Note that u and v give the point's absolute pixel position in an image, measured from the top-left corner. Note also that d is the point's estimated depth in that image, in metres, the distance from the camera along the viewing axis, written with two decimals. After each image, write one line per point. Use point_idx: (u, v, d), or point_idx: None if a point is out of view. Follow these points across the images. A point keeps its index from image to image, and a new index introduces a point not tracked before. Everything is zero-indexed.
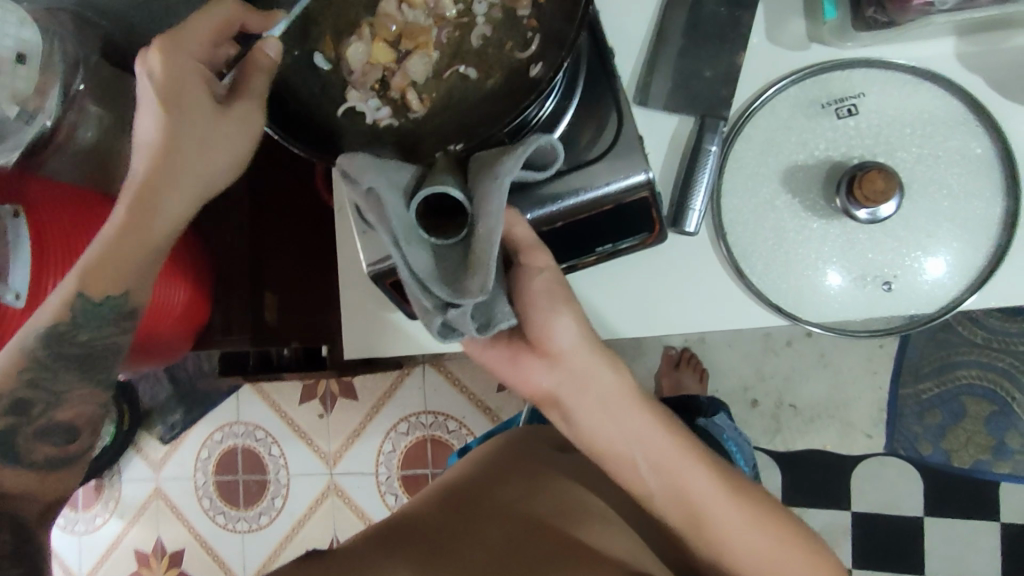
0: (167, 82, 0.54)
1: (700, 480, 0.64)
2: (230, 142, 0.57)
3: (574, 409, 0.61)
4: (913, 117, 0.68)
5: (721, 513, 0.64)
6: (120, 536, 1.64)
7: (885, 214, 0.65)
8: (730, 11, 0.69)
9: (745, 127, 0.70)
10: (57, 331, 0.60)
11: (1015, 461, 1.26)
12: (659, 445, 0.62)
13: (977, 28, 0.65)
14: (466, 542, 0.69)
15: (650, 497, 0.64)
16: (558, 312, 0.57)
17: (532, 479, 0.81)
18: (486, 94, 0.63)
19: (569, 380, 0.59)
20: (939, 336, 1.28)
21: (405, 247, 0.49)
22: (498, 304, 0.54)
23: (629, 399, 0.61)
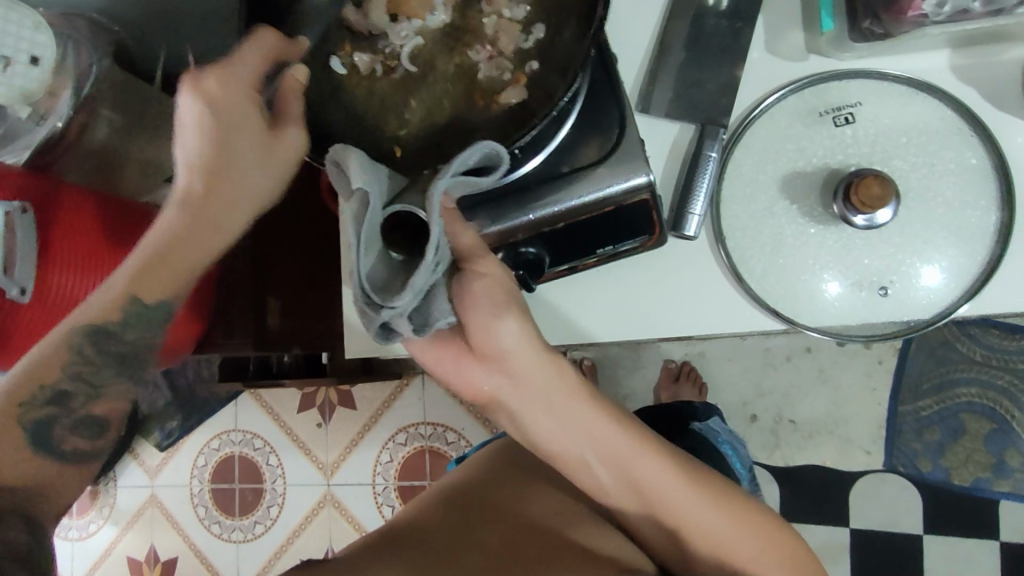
0: (219, 100, 0.53)
1: (653, 470, 0.66)
2: (277, 163, 0.57)
3: (521, 415, 0.63)
4: (911, 127, 0.69)
5: (676, 500, 0.66)
6: (114, 543, 1.63)
7: (881, 220, 0.66)
8: (730, 23, 0.71)
9: (744, 135, 0.72)
10: (103, 331, 0.60)
11: (1015, 480, 1.25)
12: (609, 440, 0.64)
13: (973, 42, 0.67)
14: (456, 544, 0.70)
15: (602, 489, 0.67)
16: (502, 317, 0.58)
17: (508, 486, 0.82)
18: (489, 117, 0.64)
19: (512, 386, 0.61)
20: (939, 353, 1.28)
21: (363, 251, 0.48)
22: (435, 305, 0.55)
23: (575, 399, 0.63)
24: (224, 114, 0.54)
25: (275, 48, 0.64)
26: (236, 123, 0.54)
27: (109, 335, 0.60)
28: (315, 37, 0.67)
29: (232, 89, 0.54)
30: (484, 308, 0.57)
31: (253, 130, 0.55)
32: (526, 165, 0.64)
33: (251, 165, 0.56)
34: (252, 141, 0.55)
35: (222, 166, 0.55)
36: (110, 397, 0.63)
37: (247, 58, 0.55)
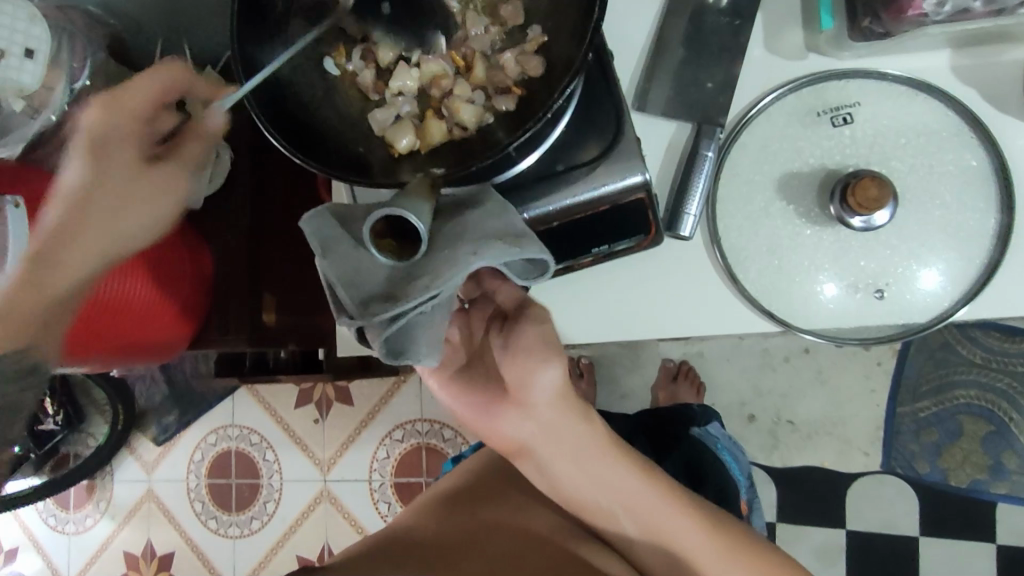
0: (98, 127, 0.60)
1: (680, 528, 0.65)
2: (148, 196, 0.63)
3: (545, 459, 0.62)
4: (911, 128, 0.68)
5: (701, 559, 0.65)
6: (111, 536, 1.63)
7: (879, 222, 0.65)
8: (730, 21, 0.70)
9: (741, 135, 0.71)
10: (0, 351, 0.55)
11: (1012, 482, 1.25)
12: (638, 495, 0.64)
13: (973, 41, 0.66)
14: (460, 555, 0.70)
15: (628, 539, 0.67)
16: (545, 364, 0.57)
17: (505, 493, 0.82)
18: (483, 124, 0.64)
19: (546, 435, 0.60)
20: (937, 354, 1.27)
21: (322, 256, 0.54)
22: (414, 340, 0.53)
23: (604, 453, 0.62)
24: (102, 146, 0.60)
25: (266, 48, 0.61)
26: (111, 153, 0.60)
27: None
28: (307, 35, 0.64)
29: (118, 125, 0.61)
30: (524, 356, 0.57)
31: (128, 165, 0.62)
32: (520, 163, 0.62)
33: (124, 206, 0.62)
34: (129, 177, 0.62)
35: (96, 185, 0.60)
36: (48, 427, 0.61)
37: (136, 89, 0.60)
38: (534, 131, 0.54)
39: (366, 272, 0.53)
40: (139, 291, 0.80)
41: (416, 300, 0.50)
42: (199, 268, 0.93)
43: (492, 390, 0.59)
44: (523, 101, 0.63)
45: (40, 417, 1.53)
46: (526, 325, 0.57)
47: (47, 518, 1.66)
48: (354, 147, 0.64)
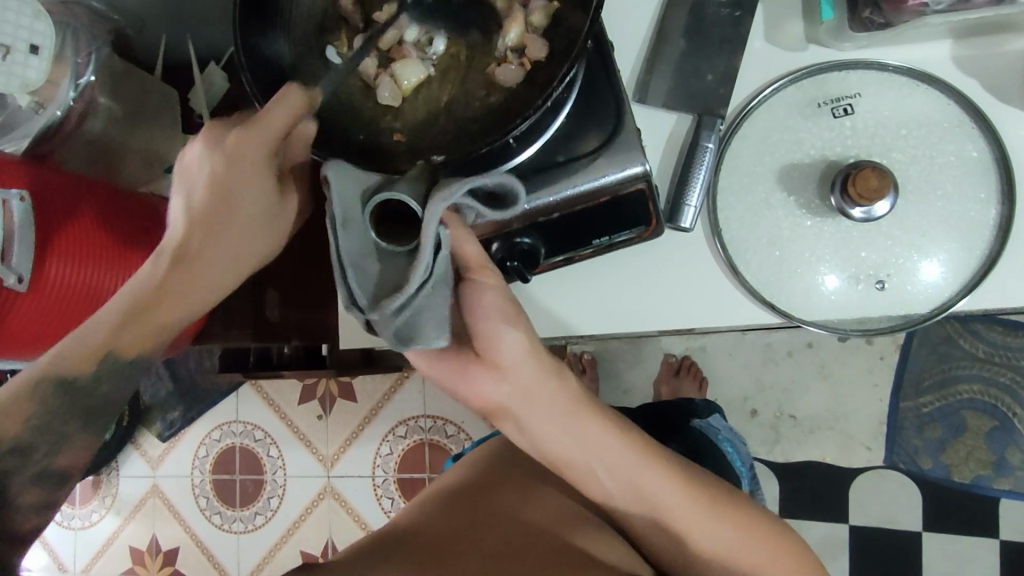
0: (223, 165, 0.54)
1: (659, 483, 0.65)
2: (269, 229, 0.59)
3: (525, 419, 0.60)
4: (911, 119, 0.68)
5: (683, 515, 0.65)
6: (116, 532, 1.64)
7: (880, 213, 0.65)
8: (731, 12, 0.70)
9: (742, 126, 0.71)
10: (68, 383, 0.55)
11: (1016, 478, 1.24)
12: (614, 453, 0.63)
13: (974, 32, 0.66)
14: (458, 542, 0.71)
15: (611, 501, 0.66)
16: (507, 326, 0.57)
17: (506, 488, 0.83)
18: (486, 113, 0.64)
19: (517, 393, 0.59)
20: (941, 349, 1.27)
21: (339, 232, 0.51)
22: (424, 325, 0.53)
23: (575, 410, 0.61)
24: (224, 178, 0.55)
25: (271, 36, 0.61)
26: (240, 183, 0.55)
27: (72, 388, 0.55)
28: (312, 27, 0.66)
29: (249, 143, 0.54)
30: (493, 318, 0.56)
31: (261, 192, 0.56)
32: (521, 156, 0.63)
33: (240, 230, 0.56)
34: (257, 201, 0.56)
35: (223, 211, 0.55)
36: (74, 450, 0.56)
37: (272, 115, 0.54)
38: (533, 118, 0.55)
39: (370, 260, 0.52)
40: None
41: (416, 280, 0.50)
42: None
43: (460, 353, 0.58)
44: (523, 88, 0.63)
45: None
46: (477, 293, 0.57)
47: (53, 514, 1.67)
48: (353, 134, 0.63)
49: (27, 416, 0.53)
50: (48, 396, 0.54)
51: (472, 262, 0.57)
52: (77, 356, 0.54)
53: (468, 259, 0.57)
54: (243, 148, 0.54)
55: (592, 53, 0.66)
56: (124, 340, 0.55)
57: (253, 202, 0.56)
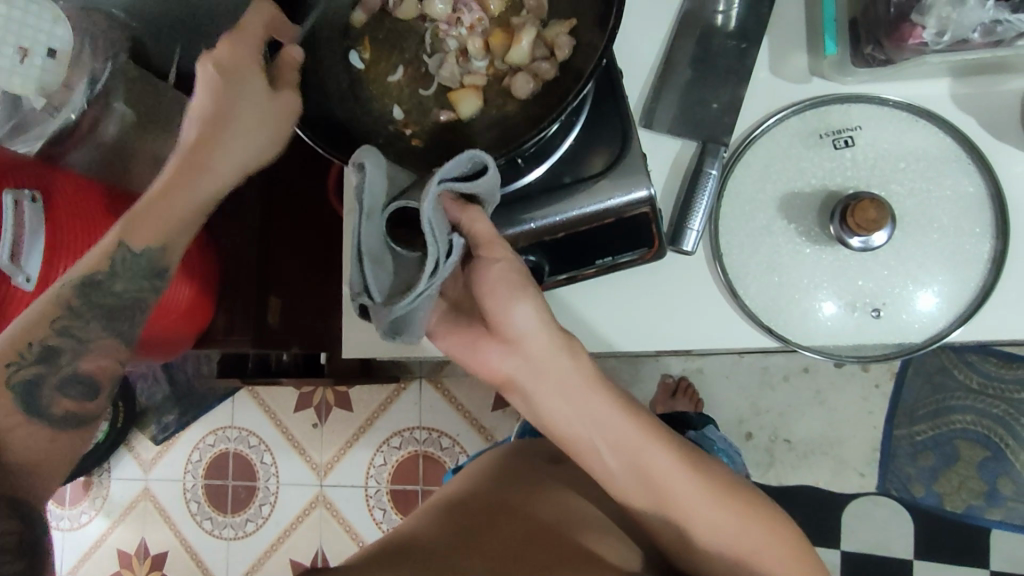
0: (229, 68, 0.58)
1: (660, 459, 0.63)
2: (276, 127, 0.61)
3: (531, 390, 0.60)
4: (910, 153, 0.70)
5: (680, 490, 0.63)
6: (105, 535, 1.63)
7: (878, 243, 0.67)
8: (737, 44, 0.72)
9: (745, 154, 0.73)
10: (92, 283, 0.63)
11: (1007, 509, 1.25)
12: (619, 426, 0.62)
13: (972, 72, 0.69)
14: (465, 548, 0.68)
15: (611, 481, 0.64)
16: (519, 300, 0.57)
17: (515, 500, 0.79)
18: (504, 124, 0.66)
19: (528, 367, 0.60)
20: (935, 379, 1.28)
21: (364, 218, 0.51)
22: (416, 320, 0.56)
23: (586, 381, 0.61)
24: (228, 76, 0.58)
25: (297, 43, 0.64)
26: (239, 84, 0.59)
27: (99, 286, 0.63)
28: (336, 30, 0.68)
29: (239, 55, 0.59)
30: (501, 292, 0.57)
31: (255, 93, 0.59)
32: (528, 174, 0.66)
33: (240, 129, 0.60)
34: (251, 98, 0.60)
35: (225, 112, 0.59)
36: (96, 356, 0.64)
37: (250, 25, 0.59)
38: (547, 132, 0.56)
39: (385, 258, 0.54)
40: None
41: (425, 284, 0.52)
42: (207, 260, 0.94)
43: (473, 327, 0.60)
44: (539, 98, 0.65)
45: None
46: (489, 268, 0.57)
47: (42, 514, 1.66)
48: (375, 139, 0.65)
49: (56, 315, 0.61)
50: (71, 297, 0.62)
51: (482, 236, 0.57)
52: (94, 255, 0.63)
53: (480, 235, 0.57)
54: (236, 57, 0.59)
55: (602, 74, 0.68)
56: (146, 231, 0.63)
57: (252, 104, 0.59)
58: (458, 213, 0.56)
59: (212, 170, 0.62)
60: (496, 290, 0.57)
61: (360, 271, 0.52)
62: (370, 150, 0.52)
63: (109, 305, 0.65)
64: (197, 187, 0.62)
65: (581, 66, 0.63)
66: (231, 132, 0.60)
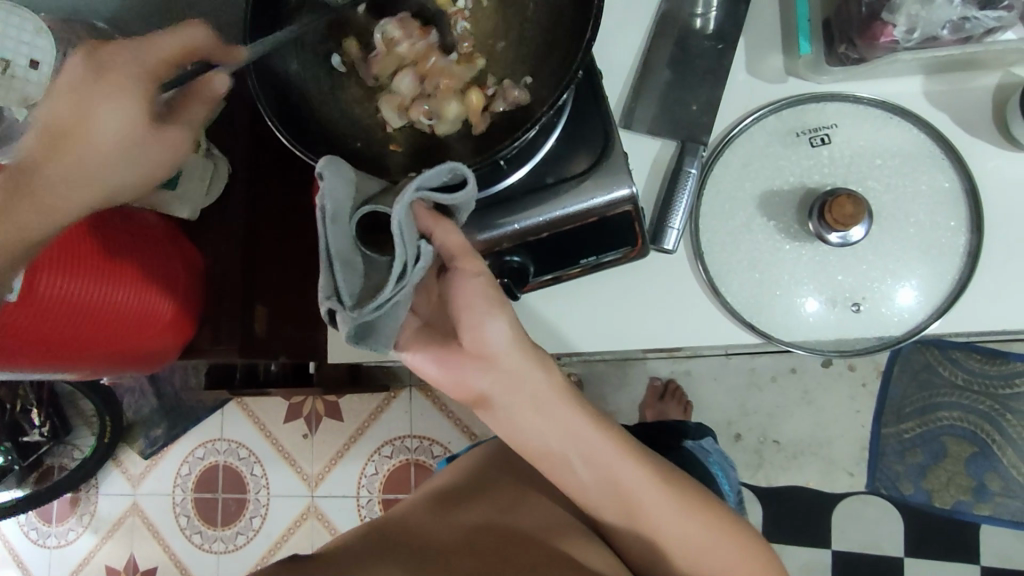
0: (99, 77, 0.51)
1: (633, 474, 0.63)
2: (151, 157, 0.55)
3: (504, 408, 0.59)
4: (885, 149, 0.71)
5: (652, 504, 0.64)
6: (93, 552, 1.61)
7: (856, 238, 0.68)
8: (714, 45, 0.74)
9: (724, 152, 0.74)
10: None
11: (995, 504, 1.26)
12: (591, 441, 0.62)
13: (946, 68, 0.70)
14: (445, 551, 0.67)
15: (583, 492, 0.65)
16: (493, 316, 0.57)
17: (497, 501, 0.78)
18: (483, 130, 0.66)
19: (502, 383, 0.58)
20: (921, 376, 1.29)
21: (330, 221, 0.51)
22: (382, 333, 0.54)
23: (558, 397, 0.60)
24: (94, 87, 0.51)
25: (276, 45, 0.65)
26: (107, 97, 0.52)
27: None
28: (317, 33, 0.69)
29: (121, 66, 0.51)
30: (476, 308, 0.56)
31: (125, 121, 0.52)
32: (511, 177, 0.66)
33: (102, 147, 0.52)
34: (125, 115, 0.52)
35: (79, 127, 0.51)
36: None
37: (161, 44, 0.53)
38: (523, 140, 0.58)
39: (355, 262, 0.52)
40: (128, 295, 0.80)
41: (389, 292, 0.50)
42: (193, 273, 0.93)
43: (445, 343, 0.57)
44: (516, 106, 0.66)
45: (27, 427, 1.55)
46: (461, 281, 0.56)
47: (28, 531, 1.65)
48: (353, 143, 0.66)
49: None
50: None
51: (456, 248, 0.55)
52: None
53: (452, 247, 0.55)
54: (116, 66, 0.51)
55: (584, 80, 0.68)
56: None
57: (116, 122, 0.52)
58: (429, 222, 0.54)
59: (51, 197, 0.53)
60: (468, 313, 0.56)
61: (328, 276, 0.51)
62: (332, 164, 0.52)
63: None
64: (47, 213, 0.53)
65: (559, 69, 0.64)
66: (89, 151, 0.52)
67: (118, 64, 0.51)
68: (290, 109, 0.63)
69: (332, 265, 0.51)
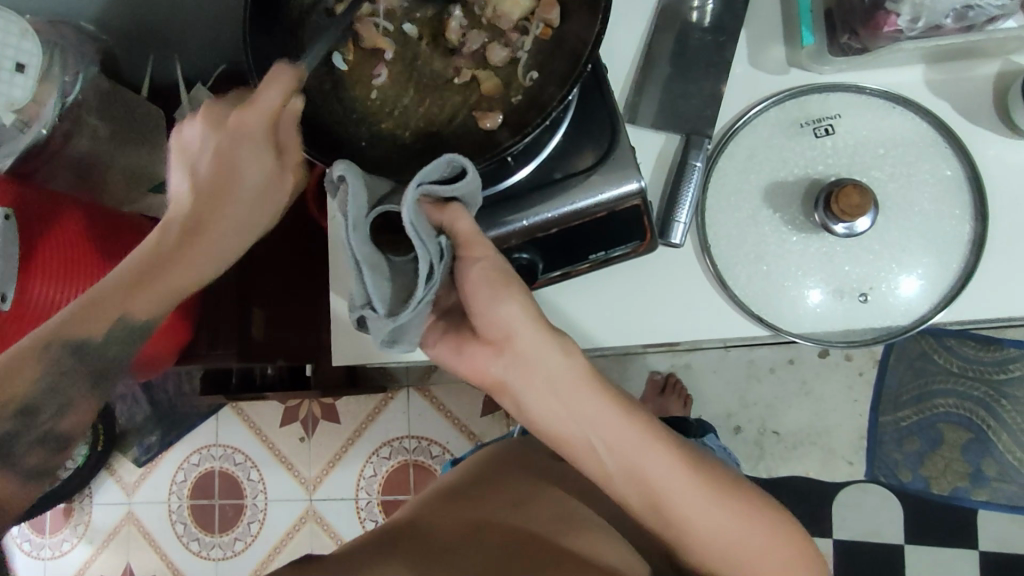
0: (224, 140, 0.53)
1: (659, 464, 0.59)
2: (268, 205, 0.56)
3: (520, 392, 0.58)
4: (887, 140, 0.71)
5: (679, 495, 0.60)
6: (88, 562, 1.58)
7: (861, 229, 0.68)
8: (713, 38, 0.73)
9: (728, 145, 0.74)
10: (83, 347, 0.53)
11: (992, 489, 1.28)
12: (613, 426, 0.58)
13: (946, 58, 0.70)
14: (459, 551, 0.66)
15: (607, 483, 0.61)
16: (502, 300, 0.56)
17: (506, 496, 0.78)
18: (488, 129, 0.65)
19: (517, 367, 0.57)
20: (917, 364, 1.30)
21: (354, 231, 0.49)
22: (412, 329, 0.55)
23: (578, 380, 0.58)
24: (229, 146, 0.53)
25: (277, 44, 0.63)
26: (240, 152, 0.53)
27: (88, 350, 0.53)
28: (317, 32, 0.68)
29: (247, 125, 0.53)
30: (483, 294, 0.56)
31: (256, 161, 0.54)
32: (517, 173, 0.66)
33: (247, 188, 0.54)
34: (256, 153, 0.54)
35: (223, 176, 0.53)
36: (80, 412, 0.56)
37: (253, 105, 0.53)
38: (531, 138, 0.57)
39: (382, 264, 0.52)
40: None
41: (422, 296, 0.51)
42: None
43: (460, 333, 0.59)
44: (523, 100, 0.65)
45: None
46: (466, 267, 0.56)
47: (21, 543, 1.62)
48: (357, 143, 0.65)
49: (40, 373, 0.52)
50: (62, 358, 0.52)
51: (464, 235, 0.55)
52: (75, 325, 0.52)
53: (463, 233, 0.55)
54: (225, 119, 0.54)
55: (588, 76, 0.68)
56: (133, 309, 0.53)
57: (244, 180, 0.54)
58: (438, 214, 0.55)
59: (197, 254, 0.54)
60: (479, 300, 0.56)
61: (360, 281, 0.51)
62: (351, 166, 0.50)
63: (93, 369, 0.55)
64: (216, 252, 0.54)
65: (565, 66, 0.63)
66: (234, 205, 0.54)
67: (206, 118, 0.54)
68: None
69: (362, 272, 0.51)
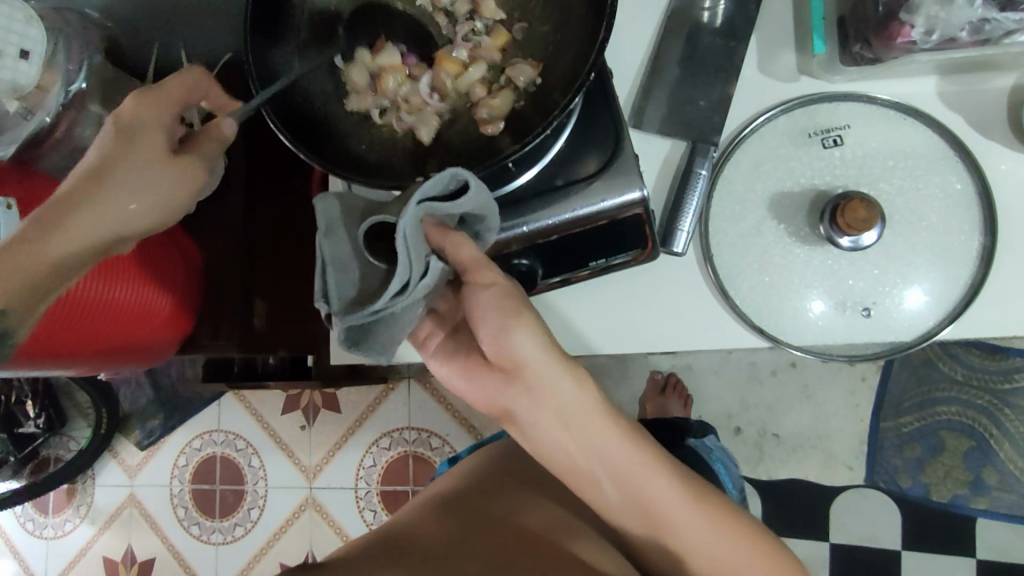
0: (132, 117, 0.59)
1: (664, 492, 0.58)
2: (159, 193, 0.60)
3: (525, 420, 0.56)
4: (898, 151, 0.70)
5: (682, 522, 0.59)
6: (90, 542, 1.60)
7: (867, 242, 0.67)
8: (725, 42, 0.72)
9: (735, 153, 0.72)
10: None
11: (992, 498, 1.27)
12: (618, 456, 0.56)
13: (961, 69, 0.69)
14: (454, 553, 0.66)
15: (609, 508, 0.60)
16: (512, 328, 0.54)
17: (500, 501, 0.78)
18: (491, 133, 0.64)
19: (528, 401, 0.55)
20: (920, 371, 1.30)
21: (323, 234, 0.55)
22: (378, 340, 0.57)
23: (587, 410, 0.55)
24: (132, 125, 0.59)
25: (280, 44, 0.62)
26: (140, 134, 0.59)
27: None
28: None
29: (145, 109, 0.60)
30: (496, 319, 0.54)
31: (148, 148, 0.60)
32: (520, 179, 0.65)
33: (129, 173, 0.59)
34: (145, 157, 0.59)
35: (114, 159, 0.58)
36: None
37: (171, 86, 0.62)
38: (531, 145, 0.56)
39: (352, 269, 0.55)
40: (126, 291, 0.79)
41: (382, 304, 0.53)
42: (191, 264, 0.92)
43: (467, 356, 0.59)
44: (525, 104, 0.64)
45: (22, 419, 1.54)
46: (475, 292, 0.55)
47: (25, 522, 1.64)
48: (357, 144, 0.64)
49: None
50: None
51: (468, 263, 0.55)
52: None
53: (464, 262, 0.55)
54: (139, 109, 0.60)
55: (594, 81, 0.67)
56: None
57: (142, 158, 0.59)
58: (440, 236, 0.54)
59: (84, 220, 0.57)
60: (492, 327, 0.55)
61: (324, 280, 0.55)
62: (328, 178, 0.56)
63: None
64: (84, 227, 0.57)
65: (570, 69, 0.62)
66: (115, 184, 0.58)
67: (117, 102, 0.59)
68: (290, 111, 0.61)
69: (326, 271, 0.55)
